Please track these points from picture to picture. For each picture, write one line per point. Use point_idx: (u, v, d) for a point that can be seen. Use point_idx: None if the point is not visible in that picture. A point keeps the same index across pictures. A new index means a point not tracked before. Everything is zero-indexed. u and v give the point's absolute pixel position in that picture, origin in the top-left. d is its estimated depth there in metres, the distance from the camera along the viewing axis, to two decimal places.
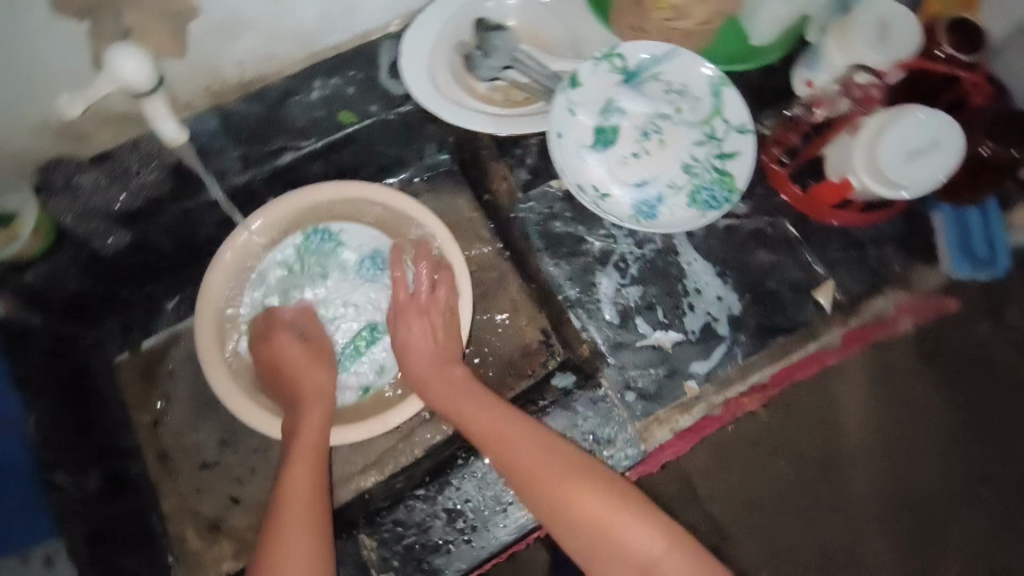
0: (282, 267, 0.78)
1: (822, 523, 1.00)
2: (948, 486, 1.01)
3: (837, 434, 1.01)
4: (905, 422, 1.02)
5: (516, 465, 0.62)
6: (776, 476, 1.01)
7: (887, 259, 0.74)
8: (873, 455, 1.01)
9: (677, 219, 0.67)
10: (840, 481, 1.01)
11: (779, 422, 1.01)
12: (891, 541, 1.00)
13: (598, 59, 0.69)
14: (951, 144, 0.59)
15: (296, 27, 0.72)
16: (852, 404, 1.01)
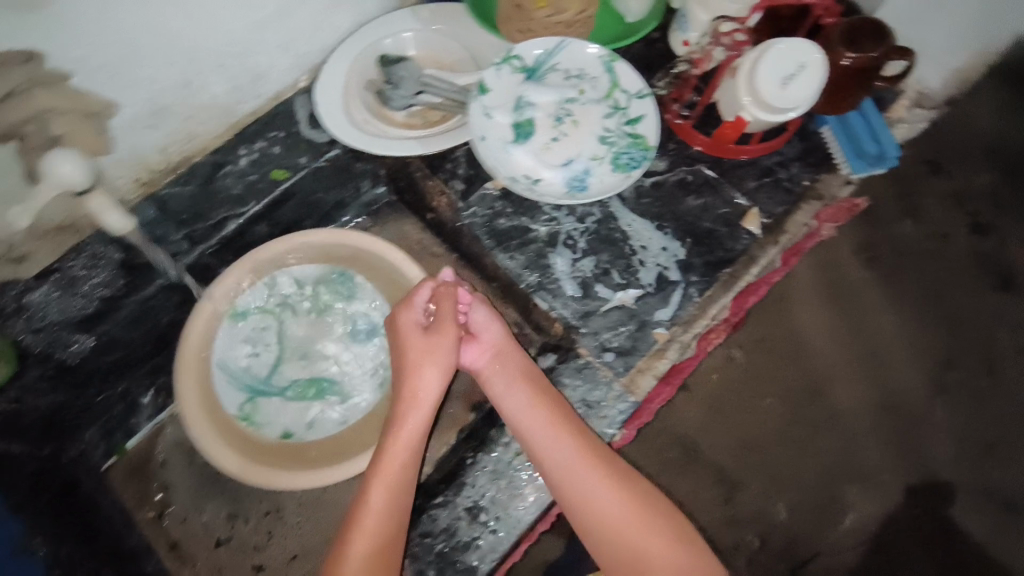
0: (295, 285, 0.82)
1: (814, 444, 1.00)
2: (922, 381, 1.03)
3: (807, 354, 1.04)
4: (871, 337, 1.05)
5: (582, 472, 0.66)
6: (763, 410, 1.01)
7: (796, 177, 0.83)
8: (848, 365, 1.03)
9: (607, 186, 0.73)
10: (825, 399, 1.02)
11: (755, 360, 1.02)
12: (881, 446, 1.01)
13: (499, 64, 0.75)
14: (816, 63, 0.66)
15: (210, 102, 0.75)
16: (811, 322, 1.04)
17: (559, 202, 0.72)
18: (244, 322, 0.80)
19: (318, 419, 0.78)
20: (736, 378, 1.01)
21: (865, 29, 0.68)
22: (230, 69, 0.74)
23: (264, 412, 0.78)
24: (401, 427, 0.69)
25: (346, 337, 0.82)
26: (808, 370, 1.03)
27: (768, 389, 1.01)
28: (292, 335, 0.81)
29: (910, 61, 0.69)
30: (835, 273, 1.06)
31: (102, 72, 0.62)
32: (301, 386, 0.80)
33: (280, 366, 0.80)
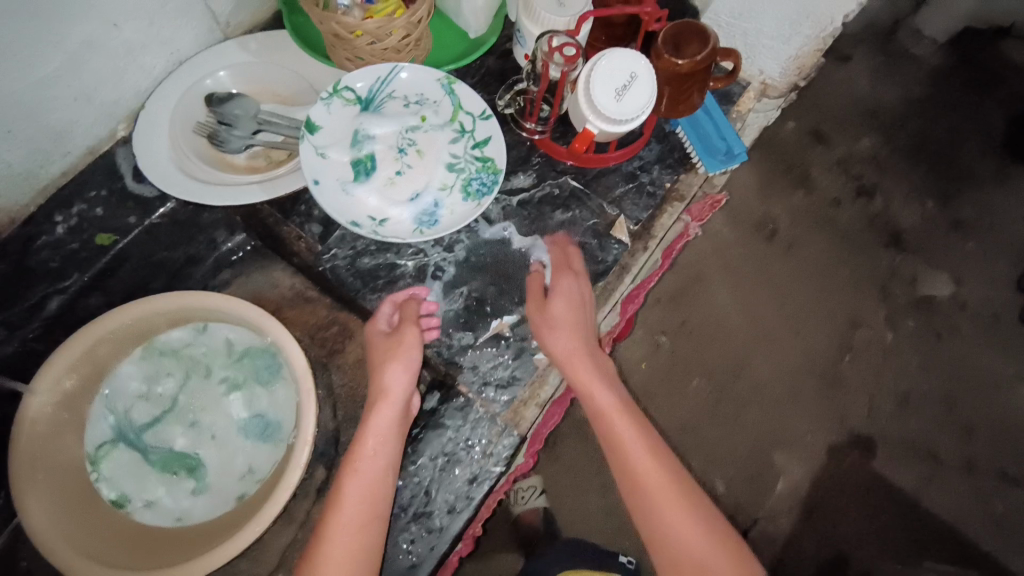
0: (226, 344, 0.78)
1: (743, 415, 1.21)
2: (825, 347, 1.26)
3: (730, 333, 1.25)
4: (782, 308, 1.27)
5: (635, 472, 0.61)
6: (694, 391, 1.21)
7: (659, 180, 0.82)
8: (764, 339, 1.25)
9: (459, 216, 0.69)
10: (748, 374, 1.23)
11: (679, 345, 1.23)
12: (798, 407, 1.23)
13: (328, 98, 0.70)
14: (646, 70, 0.66)
15: (4, 170, 0.68)
16: (725, 299, 1.26)
17: (407, 239, 0.67)
18: (154, 363, 0.78)
19: (161, 499, 0.73)
20: (661, 362, 1.23)
21: (690, 32, 0.68)
22: (21, 133, 0.66)
23: (110, 472, 0.73)
24: (378, 420, 0.65)
25: (236, 425, 0.77)
26: (727, 343, 1.24)
27: (694, 370, 1.22)
28: (191, 396, 0.78)
29: (735, 62, 0.69)
30: (741, 250, 1.29)
31: None
32: (166, 460, 0.75)
33: (159, 423, 0.76)
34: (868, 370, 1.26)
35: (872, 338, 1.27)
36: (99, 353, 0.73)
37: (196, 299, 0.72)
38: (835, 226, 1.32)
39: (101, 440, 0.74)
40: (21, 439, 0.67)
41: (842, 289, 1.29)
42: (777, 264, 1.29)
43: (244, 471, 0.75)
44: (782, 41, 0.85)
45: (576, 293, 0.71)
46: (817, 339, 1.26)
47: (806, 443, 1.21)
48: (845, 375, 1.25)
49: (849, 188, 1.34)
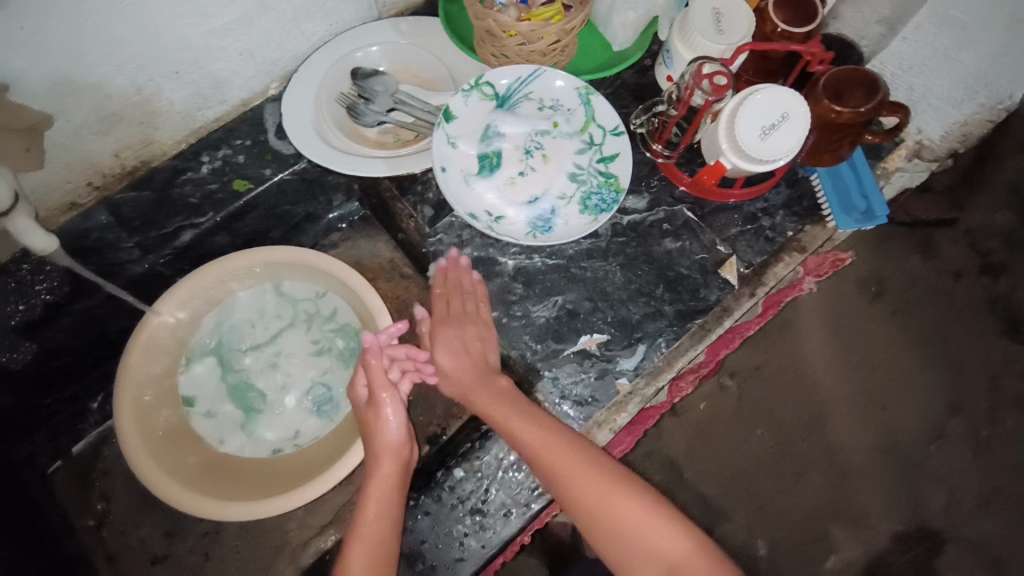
0: (330, 313, 0.83)
1: (807, 481, 1.13)
2: (919, 429, 1.15)
3: (811, 392, 1.16)
4: (876, 374, 1.16)
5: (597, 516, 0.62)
6: (756, 444, 1.14)
7: (780, 227, 0.79)
8: (850, 403, 1.16)
9: (573, 227, 0.69)
10: (825, 439, 1.14)
11: (749, 390, 1.15)
12: (872, 488, 1.13)
13: (468, 91, 0.71)
14: (801, 113, 0.63)
15: (167, 108, 0.73)
16: (815, 352, 1.17)
17: (519, 241, 0.68)
18: (269, 300, 0.83)
19: (220, 418, 0.79)
20: (726, 406, 1.14)
21: (854, 81, 0.65)
22: (187, 76, 0.71)
23: (196, 375, 0.80)
24: (375, 486, 0.66)
25: (306, 387, 0.81)
26: (808, 402, 1.15)
27: (760, 420, 1.14)
28: (284, 345, 0.82)
29: (902, 117, 0.65)
30: (845, 305, 1.17)
31: (41, 80, 0.59)
32: (238, 386, 0.81)
33: (251, 352, 0.82)
34: (958, 465, 1.15)
35: (972, 430, 1.16)
36: (236, 274, 0.79)
37: (329, 265, 0.77)
38: (952, 303, 1.20)
39: (205, 346, 0.81)
40: (136, 344, 0.74)
41: (948, 372, 1.18)
42: (876, 330, 1.18)
43: (290, 430, 0.79)
44: (952, 104, 0.81)
45: (464, 349, 0.73)
46: (903, 418, 1.16)
47: (870, 526, 1.12)
48: (927, 464, 1.14)
49: (976, 264, 1.21)
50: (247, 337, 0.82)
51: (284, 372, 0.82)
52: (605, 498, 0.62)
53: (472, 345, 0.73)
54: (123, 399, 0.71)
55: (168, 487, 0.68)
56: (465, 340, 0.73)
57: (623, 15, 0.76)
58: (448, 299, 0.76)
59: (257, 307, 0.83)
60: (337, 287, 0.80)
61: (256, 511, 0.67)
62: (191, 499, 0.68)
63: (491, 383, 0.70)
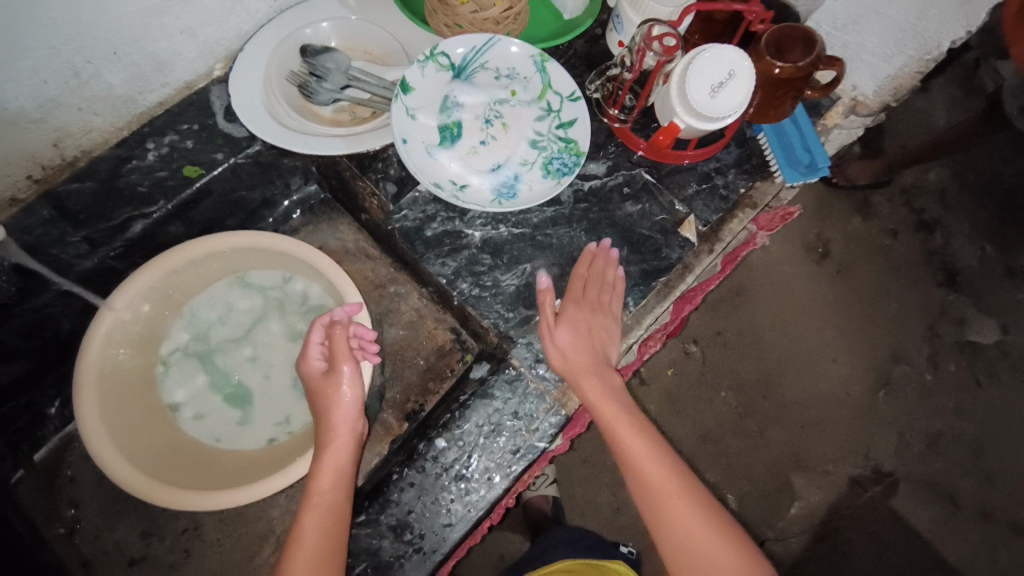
0: (301, 298, 0.82)
1: (768, 433, 1.20)
2: (866, 375, 1.24)
3: (764, 349, 1.23)
4: (822, 330, 1.25)
5: (672, 526, 0.62)
6: (718, 400, 1.21)
7: (733, 185, 0.82)
8: (802, 357, 1.24)
9: (537, 192, 0.70)
10: (780, 393, 1.22)
11: (710, 353, 1.23)
12: (827, 435, 1.21)
13: (423, 61, 0.71)
14: (746, 70, 0.65)
15: (107, 91, 0.69)
16: (766, 311, 1.25)
17: (485, 208, 0.69)
18: (240, 293, 0.82)
19: (210, 417, 0.79)
20: (690, 371, 1.22)
21: (793, 36, 0.69)
22: (127, 58, 0.68)
23: (177, 378, 0.79)
24: (329, 460, 0.65)
25: (290, 374, 0.81)
26: (763, 359, 1.23)
27: (723, 381, 1.21)
28: (259, 337, 0.82)
29: (838, 70, 0.69)
30: (792, 267, 1.27)
31: None
32: (223, 383, 0.80)
33: (230, 347, 0.82)
34: (903, 406, 1.24)
35: (913, 373, 1.25)
36: (198, 268, 0.77)
37: (293, 247, 0.75)
38: (889, 257, 1.30)
39: (178, 346, 0.80)
40: (95, 342, 0.70)
41: (889, 321, 1.27)
42: (823, 287, 1.27)
43: (280, 417, 0.79)
44: (882, 59, 0.83)
45: (585, 332, 0.71)
46: (853, 366, 1.24)
47: (829, 468, 1.20)
48: (879, 409, 1.23)
49: (911, 220, 1.31)
50: (221, 333, 0.82)
51: (263, 364, 0.82)
52: (685, 511, 0.62)
53: (593, 331, 0.72)
54: (85, 406, 0.67)
55: (145, 485, 0.65)
56: (593, 328, 0.72)
57: None
58: (585, 285, 0.74)
59: (225, 302, 0.82)
60: (304, 271, 0.79)
61: (244, 497, 0.65)
62: (157, 490, 0.65)
63: (598, 370, 0.70)
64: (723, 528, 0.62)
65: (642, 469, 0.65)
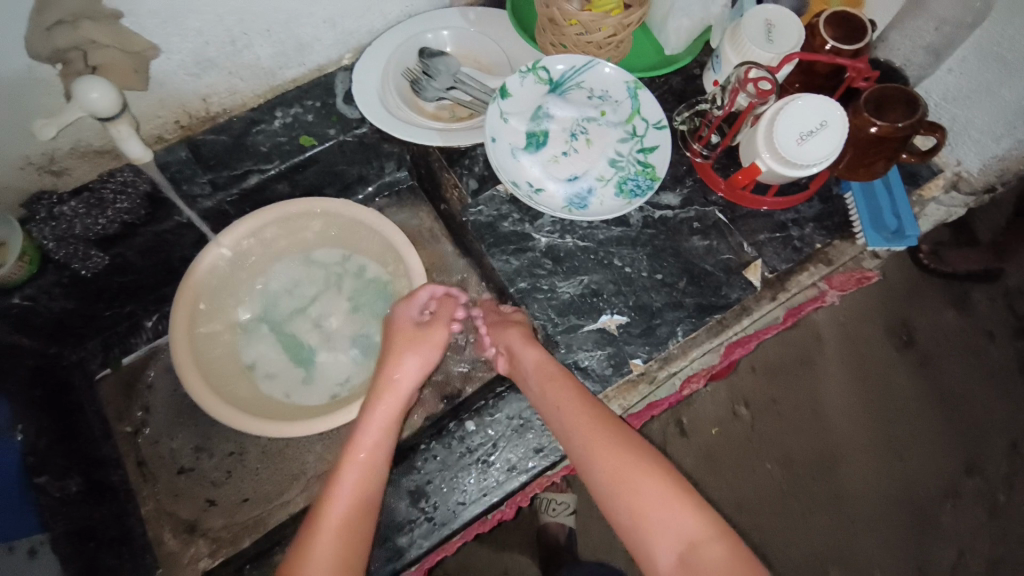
0: (360, 271, 0.89)
1: (815, 518, 1.14)
2: (937, 483, 1.17)
3: (825, 431, 1.19)
4: (895, 425, 1.20)
5: (626, 499, 0.61)
6: (766, 473, 1.16)
7: (809, 238, 0.81)
8: (868, 449, 1.19)
9: (607, 208, 0.73)
10: (835, 481, 1.17)
11: (764, 422, 1.19)
12: (882, 537, 1.14)
13: (525, 73, 0.76)
14: (839, 121, 0.67)
15: (254, 62, 0.81)
16: (834, 392, 1.21)
17: (556, 213, 0.73)
18: (306, 267, 0.89)
19: (277, 373, 0.84)
20: (736, 434, 1.18)
21: (896, 98, 0.70)
22: (277, 35, 0.79)
23: (252, 344, 0.85)
24: (373, 419, 0.69)
25: (348, 339, 0.87)
26: (820, 441, 1.19)
27: (769, 453, 1.17)
28: (320, 307, 0.89)
29: (938, 136, 0.70)
30: (871, 350, 1.24)
31: (153, 18, 0.65)
32: (290, 346, 0.86)
33: (295, 316, 0.88)
34: (962, 519, 1.16)
35: (987, 489, 1.18)
36: (284, 229, 0.85)
37: (373, 219, 0.82)
38: (976, 362, 1.25)
39: (251, 309, 0.87)
40: (195, 274, 0.78)
41: (966, 431, 1.21)
42: (897, 381, 1.22)
43: (340, 376, 0.85)
44: (991, 139, 0.81)
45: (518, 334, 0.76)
46: (914, 474, 1.17)
47: (873, 569, 1.12)
48: (940, 521, 1.16)
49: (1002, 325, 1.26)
50: (288, 300, 0.89)
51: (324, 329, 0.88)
52: (637, 480, 0.61)
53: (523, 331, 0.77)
54: (178, 321, 0.75)
55: (220, 410, 0.72)
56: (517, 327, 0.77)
57: (678, 22, 0.81)
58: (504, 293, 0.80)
59: (297, 272, 0.89)
60: (376, 246, 0.87)
61: (298, 431, 0.72)
62: (219, 407, 0.72)
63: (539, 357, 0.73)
64: (680, 491, 0.61)
65: (588, 448, 0.65)
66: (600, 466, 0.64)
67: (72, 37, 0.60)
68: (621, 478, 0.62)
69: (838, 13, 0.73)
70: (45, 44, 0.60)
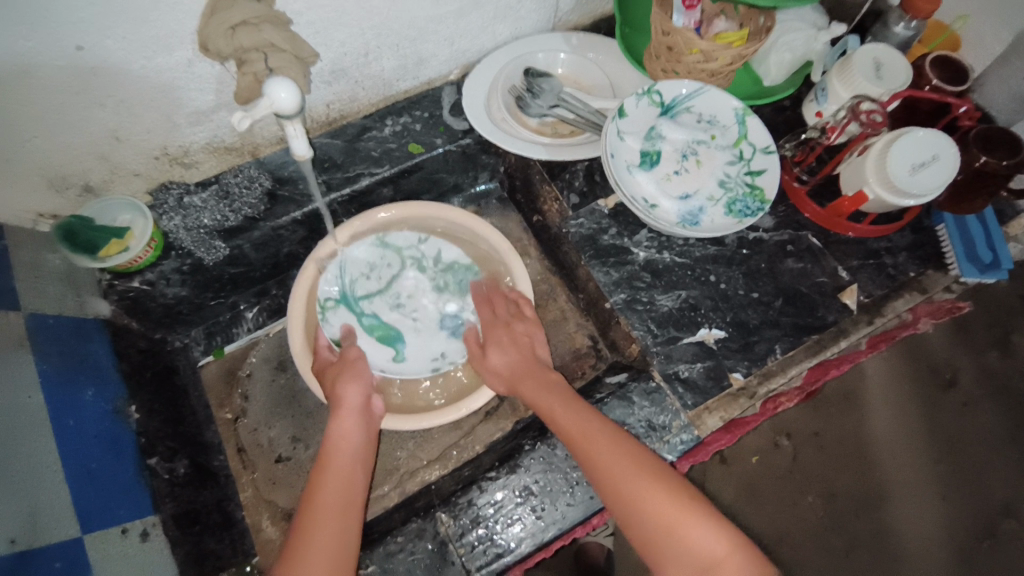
0: (437, 254, 0.86)
1: (855, 557, 1.06)
2: (981, 525, 1.06)
3: (869, 468, 1.09)
4: (944, 460, 1.08)
5: (645, 515, 0.60)
6: (807, 509, 1.08)
7: (901, 266, 0.84)
8: (913, 489, 1.08)
9: (719, 225, 0.78)
10: (879, 521, 1.07)
11: (807, 455, 1.10)
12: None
13: (640, 95, 0.81)
14: (949, 156, 0.72)
15: (379, 72, 0.84)
16: (880, 420, 1.10)
17: (672, 228, 0.77)
18: (382, 248, 0.85)
19: (370, 350, 0.79)
20: (778, 467, 1.10)
21: (999, 137, 0.76)
22: (403, 50, 0.83)
23: (339, 320, 0.80)
24: (341, 429, 0.70)
25: (436, 317, 0.83)
26: (867, 479, 1.08)
27: (812, 487, 1.09)
28: (402, 288, 0.84)
29: None
30: (921, 390, 1.10)
31: (308, 26, 0.70)
32: (378, 327, 0.81)
33: (376, 297, 0.83)
34: (1008, 569, 1.04)
35: None
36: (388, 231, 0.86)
37: (488, 233, 0.85)
38: None
39: (330, 292, 0.81)
40: (311, 267, 0.81)
41: None
42: (948, 420, 1.09)
43: (437, 353, 0.81)
44: None
45: (513, 349, 0.77)
46: (952, 515, 1.07)
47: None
48: (979, 564, 1.04)
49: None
50: (367, 280, 0.83)
51: (409, 309, 0.83)
52: (650, 497, 0.60)
53: (522, 343, 0.78)
54: (297, 307, 0.79)
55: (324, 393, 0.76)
56: (513, 339, 0.78)
57: (779, 55, 0.85)
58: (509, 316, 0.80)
59: (372, 259, 0.84)
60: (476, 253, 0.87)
61: (419, 423, 0.75)
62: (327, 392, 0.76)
63: (536, 374, 0.75)
64: (694, 507, 0.60)
65: (597, 463, 0.64)
66: (615, 487, 0.62)
67: (255, 38, 0.61)
68: (637, 498, 0.61)
69: (942, 58, 0.81)
70: (228, 41, 0.61)
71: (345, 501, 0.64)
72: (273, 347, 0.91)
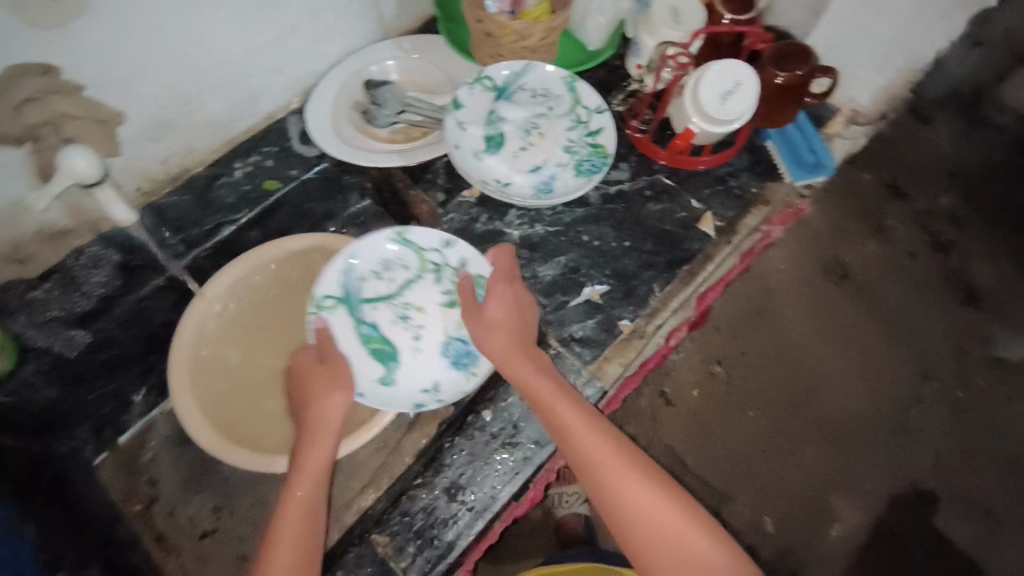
0: (459, 263, 0.80)
1: (801, 454, 1.01)
2: (901, 394, 1.04)
3: (794, 368, 1.05)
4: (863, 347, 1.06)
5: (650, 524, 0.57)
6: (744, 424, 1.03)
7: (746, 186, 0.92)
8: (837, 377, 1.05)
9: (571, 188, 0.83)
10: (816, 411, 1.03)
11: (741, 377, 1.05)
12: (872, 461, 1.01)
13: (472, 83, 0.85)
14: (750, 78, 0.79)
15: (211, 116, 0.83)
16: (795, 326, 1.07)
17: (526, 200, 0.82)
18: (397, 248, 0.80)
19: (359, 364, 0.74)
20: (716, 393, 1.04)
21: (788, 52, 0.84)
22: (228, 90, 0.81)
23: (334, 319, 0.76)
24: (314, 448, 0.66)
25: (441, 340, 0.77)
26: (789, 379, 1.05)
27: (751, 400, 1.04)
28: (412, 295, 0.79)
29: (834, 77, 0.86)
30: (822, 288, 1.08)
31: (112, 83, 0.68)
32: (375, 338, 0.76)
33: (379, 303, 0.78)
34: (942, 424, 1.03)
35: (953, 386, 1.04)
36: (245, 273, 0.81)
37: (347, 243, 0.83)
38: None
39: (330, 293, 0.76)
40: (187, 327, 0.78)
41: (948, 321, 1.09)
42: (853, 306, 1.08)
43: (427, 384, 0.75)
44: None
45: (515, 321, 0.71)
46: (879, 389, 1.04)
47: (865, 493, 1.00)
48: (914, 429, 1.02)
49: None
50: (377, 284, 0.78)
51: (414, 324, 0.77)
52: (660, 513, 0.58)
53: (518, 320, 0.71)
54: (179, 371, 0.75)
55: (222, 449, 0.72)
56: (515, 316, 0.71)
57: (596, 20, 0.91)
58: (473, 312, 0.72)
59: (382, 257, 0.79)
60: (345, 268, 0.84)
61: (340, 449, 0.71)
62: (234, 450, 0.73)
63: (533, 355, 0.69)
64: (698, 517, 0.59)
65: (599, 464, 0.60)
66: (613, 489, 0.60)
67: (44, 111, 0.61)
68: (647, 513, 0.58)
69: None
70: (15, 123, 0.60)
71: (310, 519, 0.63)
72: (171, 424, 0.81)
